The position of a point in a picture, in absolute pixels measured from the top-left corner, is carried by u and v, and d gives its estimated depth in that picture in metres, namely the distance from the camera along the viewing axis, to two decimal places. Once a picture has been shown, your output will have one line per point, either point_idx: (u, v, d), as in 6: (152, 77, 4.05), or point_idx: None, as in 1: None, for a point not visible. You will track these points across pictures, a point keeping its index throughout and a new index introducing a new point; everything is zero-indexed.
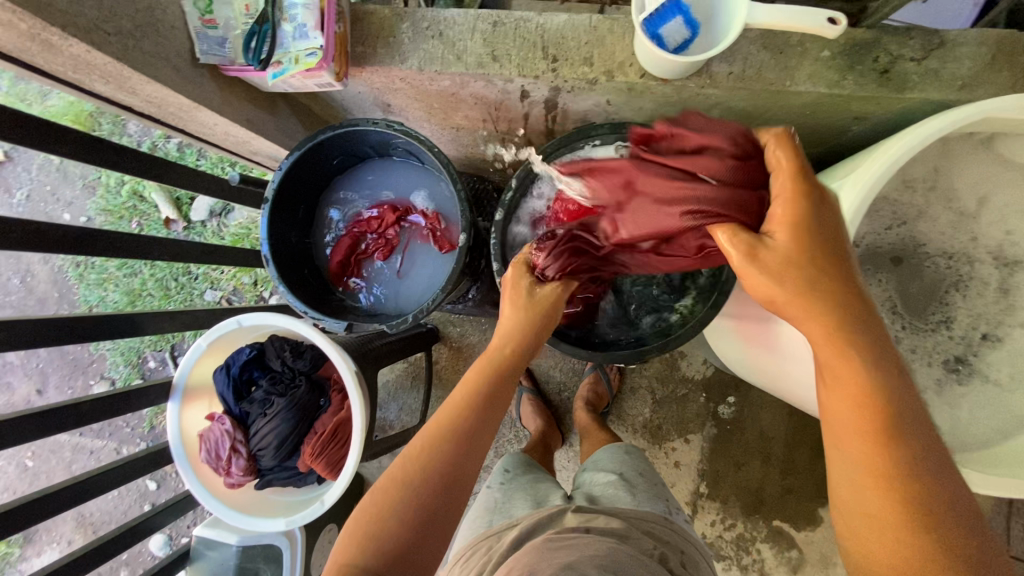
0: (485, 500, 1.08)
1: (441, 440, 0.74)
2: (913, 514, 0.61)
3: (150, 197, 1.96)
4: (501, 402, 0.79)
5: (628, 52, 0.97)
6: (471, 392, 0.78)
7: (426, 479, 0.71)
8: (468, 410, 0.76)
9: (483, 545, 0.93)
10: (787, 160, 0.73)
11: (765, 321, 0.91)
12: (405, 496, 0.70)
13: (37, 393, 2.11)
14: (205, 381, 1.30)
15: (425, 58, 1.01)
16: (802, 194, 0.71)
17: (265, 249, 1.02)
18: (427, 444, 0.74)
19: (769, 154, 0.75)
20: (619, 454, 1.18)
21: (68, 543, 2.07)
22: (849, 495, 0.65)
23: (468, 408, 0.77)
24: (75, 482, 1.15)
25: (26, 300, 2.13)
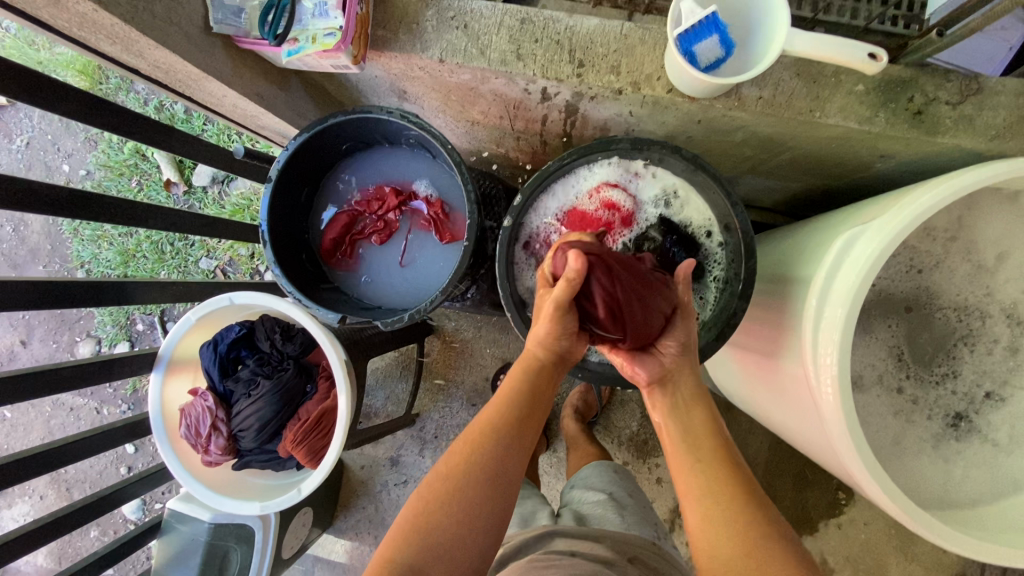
0: None
1: (459, 472, 0.79)
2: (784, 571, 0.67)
3: (152, 157, 1.93)
4: (506, 474, 0.80)
5: (657, 65, 0.94)
6: (476, 451, 0.80)
7: (446, 502, 0.77)
8: (481, 463, 0.79)
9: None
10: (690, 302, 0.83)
11: (770, 357, 0.88)
12: (428, 523, 0.75)
13: (21, 344, 2.08)
14: (189, 354, 1.27)
15: (447, 49, 0.97)
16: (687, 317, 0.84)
17: (264, 229, 0.98)
18: (441, 489, 0.78)
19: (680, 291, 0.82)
20: (605, 473, 1.17)
21: (39, 498, 2.05)
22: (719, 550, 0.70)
23: (482, 460, 0.79)
24: (48, 448, 1.12)
25: (18, 249, 2.09)
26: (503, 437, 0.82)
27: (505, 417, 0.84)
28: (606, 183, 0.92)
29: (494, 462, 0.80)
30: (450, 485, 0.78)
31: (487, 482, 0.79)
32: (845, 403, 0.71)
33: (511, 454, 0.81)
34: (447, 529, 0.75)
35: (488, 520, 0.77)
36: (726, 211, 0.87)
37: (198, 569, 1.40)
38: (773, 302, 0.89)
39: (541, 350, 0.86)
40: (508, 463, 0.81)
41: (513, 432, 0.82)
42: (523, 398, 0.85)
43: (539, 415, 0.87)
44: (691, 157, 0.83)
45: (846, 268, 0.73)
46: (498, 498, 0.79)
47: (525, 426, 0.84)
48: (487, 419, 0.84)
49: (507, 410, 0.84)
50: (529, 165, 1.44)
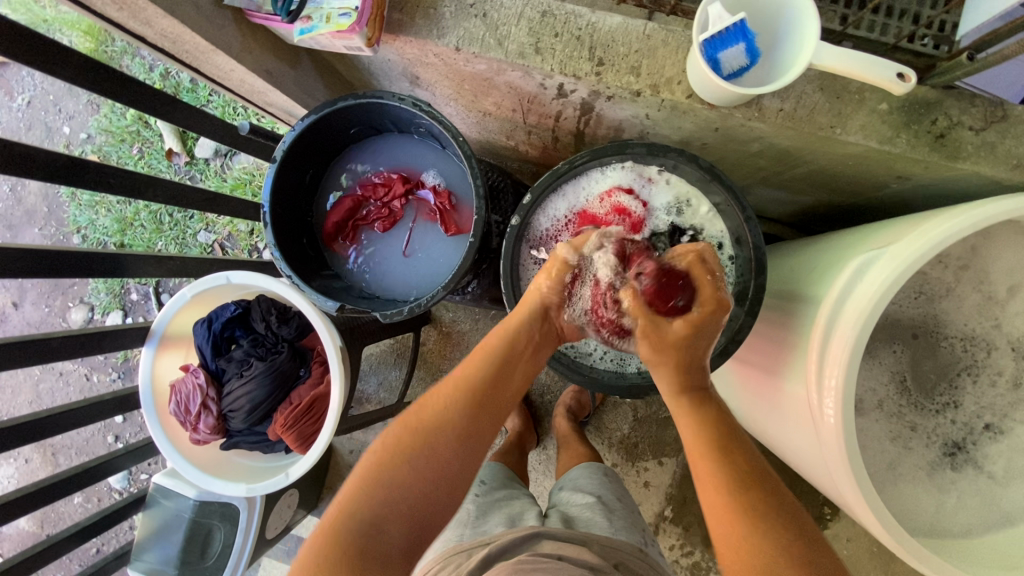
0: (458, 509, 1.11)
1: (425, 432, 0.78)
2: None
3: (155, 125, 1.90)
4: (475, 433, 0.80)
5: (678, 69, 0.91)
6: (448, 407, 0.80)
7: (410, 459, 0.76)
8: (450, 421, 0.78)
9: (450, 564, 0.94)
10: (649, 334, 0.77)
11: (771, 375, 0.87)
12: (390, 480, 0.75)
13: (13, 306, 2.07)
14: (183, 330, 1.25)
15: (465, 37, 0.95)
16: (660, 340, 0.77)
17: (265, 211, 0.95)
18: (408, 443, 0.77)
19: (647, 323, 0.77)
20: (595, 476, 1.17)
21: (25, 462, 2.06)
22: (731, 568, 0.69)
23: (451, 418, 0.79)
24: (35, 418, 1.11)
25: (14, 209, 2.07)
26: (473, 399, 0.81)
27: (478, 377, 0.82)
28: (618, 187, 0.89)
29: (461, 424, 0.79)
30: (416, 443, 0.77)
31: (453, 444, 0.78)
32: (847, 429, 0.70)
33: (479, 417, 0.80)
34: (409, 482, 0.75)
35: (451, 477, 0.77)
36: (739, 226, 0.84)
37: (180, 545, 1.40)
38: (778, 320, 0.88)
39: (529, 315, 0.84)
40: (476, 427, 0.80)
41: (487, 391, 0.82)
42: (498, 359, 0.84)
43: (515, 377, 0.85)
44: (707, 167, 0.81)
45: (858, 292, 0.71)
46: (462, 457, 0.78)
47: (498, 388, 0.83)
48: (458, 380, 0.82)
49: (483, 369, 0.83)
50: (538, 160, 1.42)
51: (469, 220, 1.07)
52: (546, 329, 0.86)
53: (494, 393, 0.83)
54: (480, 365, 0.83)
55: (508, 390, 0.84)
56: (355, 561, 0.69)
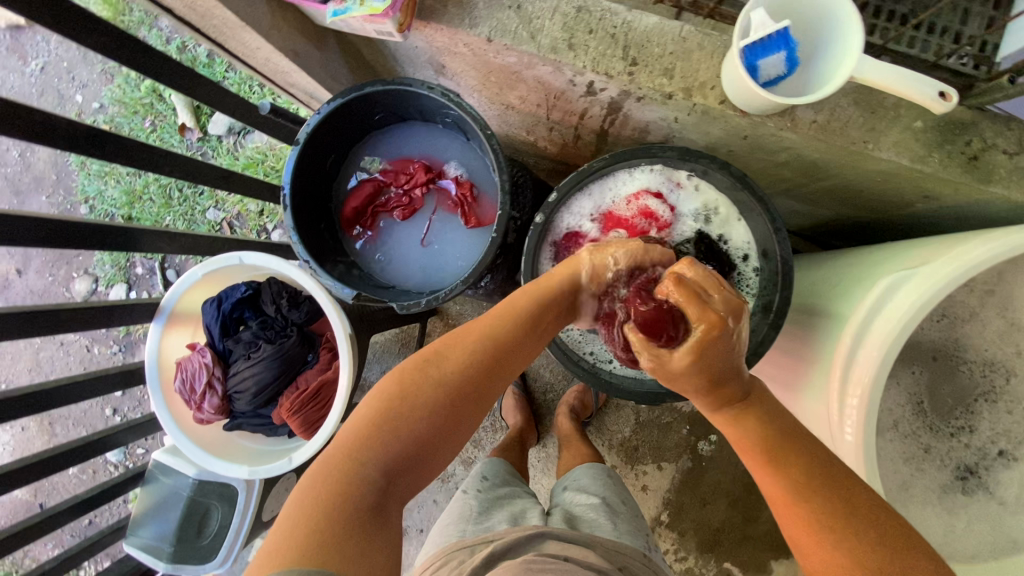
0: (461, 505, 1.11)
1: (440, 383, 0.73)
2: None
3: (169, 99, 1.88)
4: (489, 393, 0.77)
5: (713, 74, 0.90)
6: (468, 363, 0.75)
7: (422, 409, 0.72)
8: (469, 378, 0.74)
9: (452, 559, 0.93)
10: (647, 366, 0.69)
11: (788, 390, 0.87)
12: (400, 428, 0.71)
13: (17, 273, 2.06)
14: (192, 308, 1.24)
15: (497, 28, 0.93)
16: (659, 371, 0.69)
17: (286, 194, 0.94)
18: (422, 394, 0.72)
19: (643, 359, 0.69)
20: (599, 476, 1.17)
21: (21, 430, 2.06)
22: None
23: (470, 375, 0.75)
24: (41, 389, 1.10)
25: (23, 175, 2.06)
26: (493, 356, 0.76)
27: (502, 336, 0.77)
28: (646, 190, 0.87)
29: (478, 380, 0.75)
30: (432, 396, 0.73)
31: (467, 399, 0.74)
32: (866, 448, 0.70)
33: (496, 376, 0.77)
34: (420, 435, 0.71)
35: (458, 432, 0.75)
36: (767, 238, 0.83)
37: (177, 522, 1.40)
38: (797, 334, 0.88)
39: (561, 283, 0.81)
40: (490, 386, 0.77)
41: (509, 353, 0.77)
42: (523, 318, 0.79)
43: (535, 342, 0.81)
44: (740, 176, 0.79)
45: (887, 313, 0.70)
46: (473, 413, 0.76)
47: (519, 351, 0.79)
48: (480, 333, 0.77)
49: (509, 330, 0.78)
50: (557, 157, 1.41)
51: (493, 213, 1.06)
52: (571, 302, 0.83)
53: (515, 356, 0.79)
54: (506, 326, 0.78)
55: (527, 355, 0.81)
56: (360, 511, 0.65)
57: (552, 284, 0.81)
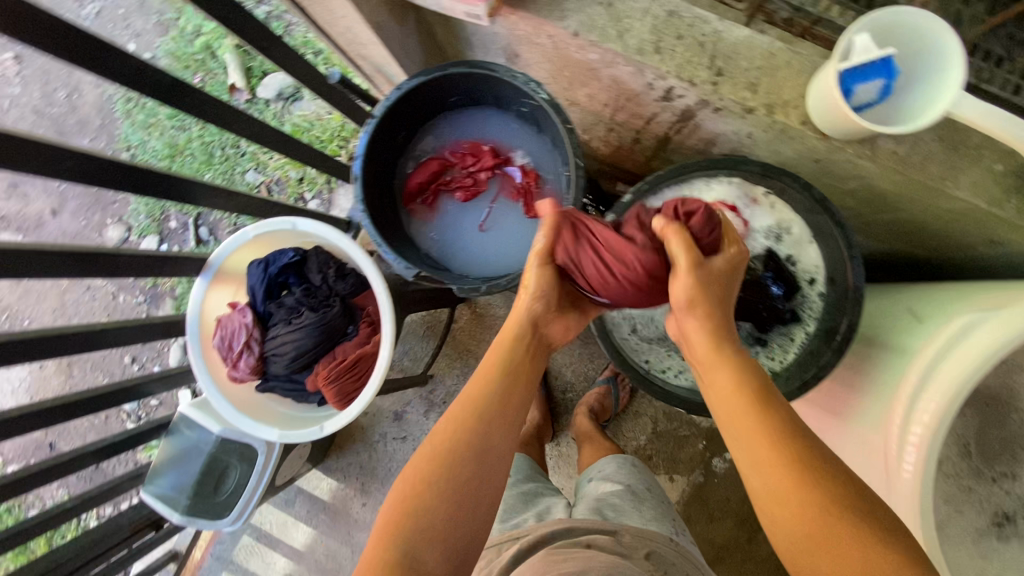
0: None
1: (442, 450, 0.76)
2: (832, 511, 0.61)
3: (222, 58, 1.89)
4: (494, 446, 0.78)
5: (798, 93, 0.90)
6: (459, 423, 0.78)
7: (433, 479, 0.73)
8: (465, 438, 0.77)
9: (483, 559, 0.96)
10: (685, 260, 0.78)
11: (836, 417, 0.87)
12: (416, 503, 0.71)
13: (51, 213, 2.07)
14: (237, 268, 1.25)
15: (585, 23, 0.93)
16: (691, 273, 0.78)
17: (358, 164, 0.94)
18: (427, 465, 0.75)
19: (677, 250, 0.79)
20: (625, 465, 1.16)
21: (39, 368, 2.08)
22: (773, 505, 0.65)
23: (466, 435, 0.77)
24: (90, 329, 1.14)
25: (67, 117, 2.06)
26: (479, 412, 0.80)
27: (485, 393, 0.82)
28: (722, 202, 0.90)
29: (477, 438, 0.77)
30: (438, 469, 0.74)
31: (473, 461, 0.76)
32: (924, 485, 0.70)
33: (495, 431, 0.79)
34: (439, 508, 0.71)
35: (482, 487, 0.75)
36: (839, 265, 0.84)
37: (195, 476, 1.40)
38: (853, 363, 0.88)
39: (522, 323, 0.89)
40: (490, 441, 0.78)
41: (496, 407, 0.81)
42: (502, 364, 0.86)
43: (522, 389, 0.85)
44: (822, 198, 0.80)
45: (959, 353, 0.71)
46: (491, 465, 0.77)
47: (507, 399, 0.83)
48: (468, 396, 0.82)
49: (489, 386, 0.83)
50: (609, 159, 1.41)
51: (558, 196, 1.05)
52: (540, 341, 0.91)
53: (507, 404, 0.82)
54: (481, 383, 0.83)
55: (518, 402, 0.84)
56: None
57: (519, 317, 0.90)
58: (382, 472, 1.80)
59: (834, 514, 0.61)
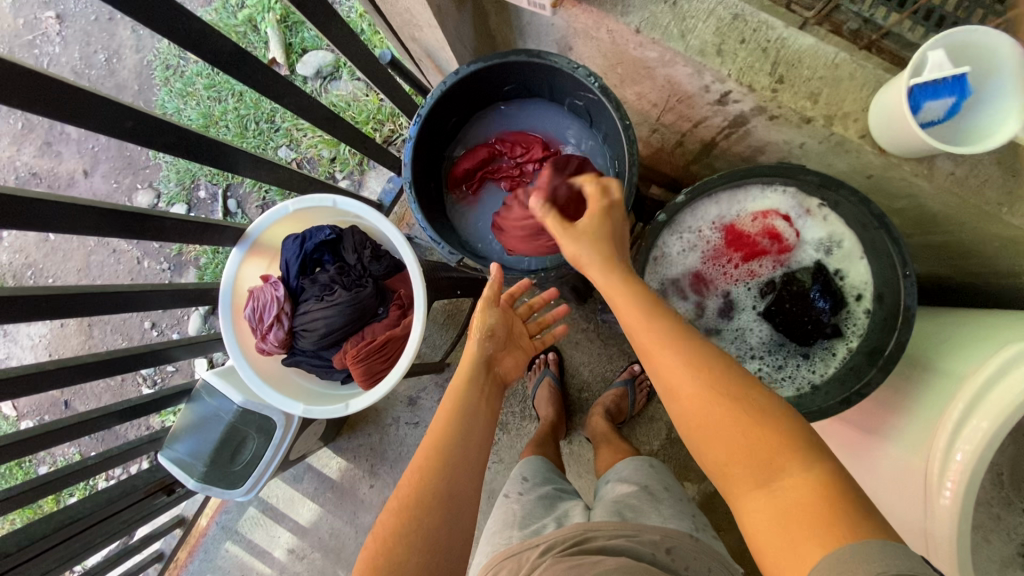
0: (504, 510, 1.07)
1: (411, 503, 0.75)
2: (729, 413, 0.63)
3: (264, 32, 1.89)
4: (455, 481, 0.78)
5: (859, 106, 0.89)
6: (420, 467, 0.79)
7: (407, 534, 0.72)
8: (430, 484, 0.77)
9: (504, 569, 0.88)
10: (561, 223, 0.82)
11: (870, 436, 0.87)
12: (392, 560, 0.70)
13: (82, 173, 2.09)
14: (272, 241, 1.25)
15: (648, 21, 0.92)
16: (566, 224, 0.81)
17: (410, 146, 0.95)
18: (396, 515, 0.74)
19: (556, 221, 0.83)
20: (640, 467, 1.14)
21: (60, 326, 2.10)
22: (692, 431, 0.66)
23: (431, 484, 0.77)
24: (128, 291, 1.18)
25: (105, 79, 2.08)
26: (436, 450, 0.81)
27: (442, 430, 0.84)
28: (775, 211, 0.91)
29: (443, 484, 0.77)
30: (405, 516, 0.74)
31: (443, 509, 0.75)
32: (962, 510, 0.70)
33: (454, 468, 0.79)
34: (412, 553, 0.71)
35: (455, 523, 0.75)
36: (888, 284, 0.84)
37: (214, 444, 1.42)
38: (893, 383, 0.87)
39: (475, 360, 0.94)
40: (456, 483, 0.78)
41: (455, 446, 0.82)
42: (462, 407, 0.87)
43: (480, 428, 0.86)
44: (879, 214, 0.80)
45: (1009, 383, 0.70)
46: (458, 498, 0.77)
47: (466, 438, 0.84)
48: (428, 440, 0.83)
49: (443, 426, 0.84)
50: (648, 160, 1.41)
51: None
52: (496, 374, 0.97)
53: (466, 439, 0.83)
54: (436, 426, 0.85)
55: (477, 437, 0.85)
56: None
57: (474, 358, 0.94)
58: (391, 455, 1.81)
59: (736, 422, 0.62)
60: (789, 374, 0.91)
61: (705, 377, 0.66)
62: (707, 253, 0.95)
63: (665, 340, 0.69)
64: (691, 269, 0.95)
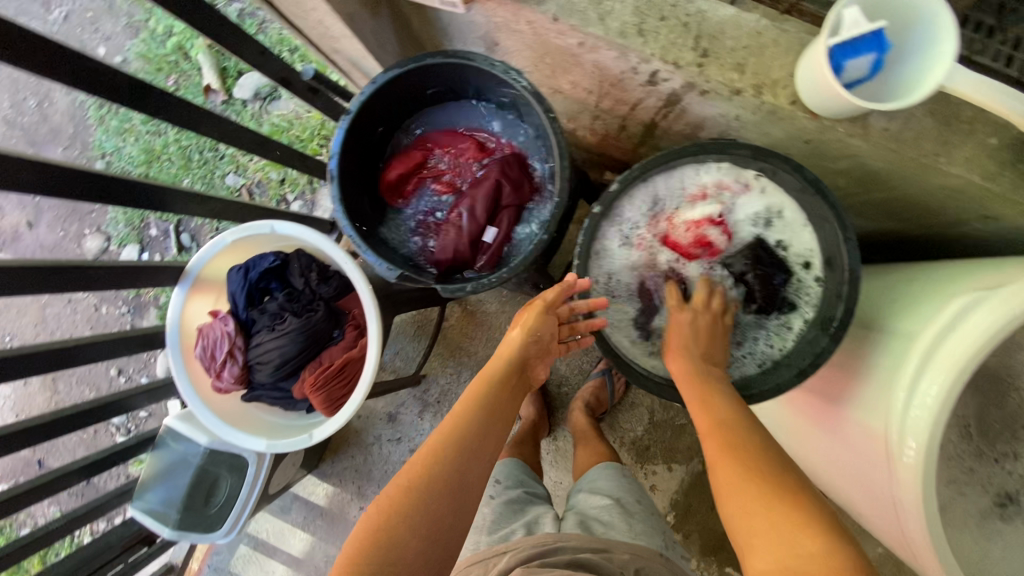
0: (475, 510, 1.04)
1: (419, 483, 0.72)
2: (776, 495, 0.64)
3: (195, 58, 1.83)
4: (468, 475, 0.75)
5: (786, 72, 0.87)
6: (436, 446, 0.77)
7: (409, 512, 0.69)
8: (440, 469, 0.73)
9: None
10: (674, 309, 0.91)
11: (834, 403, 0.85)
12: (386, 531, 0.67)
13: (27, 225, 2.01)
14: (216, 275, 1.21)
15: (564, 8, 0.89)
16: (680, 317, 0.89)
17: (333, 164, 0.92)
18: (400, 490, 0.71)
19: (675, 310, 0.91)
20: (614, 476, 1.11)
21: (23, 385, 2.03)
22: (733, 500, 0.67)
23: (440, 467, 0.74)
24: (64, 345, 1.08)
25: (38, 126, 2.00)
26: (458, 438, 0.78)
27: (464, 421, 0.81)
28: (707, 190, 0.91)
29: (456, 473, 0.74)
30: (407, 495, 0.71)
31: (450, 496, 0.72)
32: (926, 472, 0.67)
33: (473, 460, 0.76)
34: (409, 535, 0.68)
35: (457, 516, 0.72)
36: (831, 247, 0.84)
37: (185, 490, 1.37)
38: (850, 347, 0.86)
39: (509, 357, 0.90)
40: (468, 471, 0.75)
41: (476, 439, 0.79)
42: (487, 403, 0.84)
43: (499, 426, 0.83)
44: (812, 179, 0.79)
45: (957, 337, 0.68)
46: (467, 491, 0.74)
47: (488, 433, 0.81)
48: (445, 426, 0.80)
49: (466, 416, 0.82)
50: (597, 147, 1.38)
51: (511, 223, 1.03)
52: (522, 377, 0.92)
53: (490, 435, 0.81)
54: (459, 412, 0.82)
55: (498, 436, 0.82)
56: None
57: (507, 360, 0.90)
58: (377, 475, 1.77)
59: (781, 499, 0.63)
60: (749, 351, 0.92)
61: (752, 466, 0.68)
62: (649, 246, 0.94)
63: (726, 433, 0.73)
64: (635, 264, 0.95)
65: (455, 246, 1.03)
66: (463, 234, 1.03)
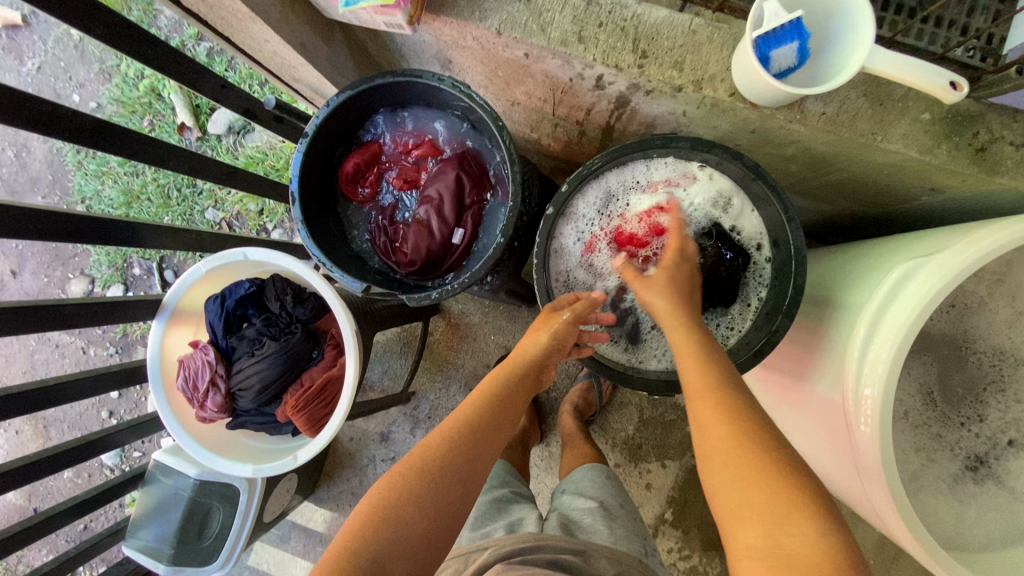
0: None
1: (427, 470, 0.73)
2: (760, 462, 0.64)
3: (168, 98, 1.87)
4: (476, 463, 0.78)
5: (722, 66, 0.90)
6: (444, 435, 0.79)
7: (416, 496, 0.71)
8: (450, 458, 0.75)
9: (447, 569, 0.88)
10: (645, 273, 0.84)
11: (799, 379, 0.87)
12: (394, 514, 0.69)
13: (11, 274, 2.02)
14: (192, 306, 1.22)
15: (507, 21, 0.93)
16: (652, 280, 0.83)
17: (294, 186, 0.95)
18: (406, 474, 0.73)
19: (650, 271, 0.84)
20: (598, 480, 1.12)
21: (15, 434, 2.02)
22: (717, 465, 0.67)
23: (450, 454, 0.76)
24: (42, 386, 1.08)
25: (18, 175, 2.03)
26: (468, 427, 0.80)
27: (473, 413, 0.82)
28: (660, 183, 0.94)
29: (465, 462, 0.76)
30: (415, 479, 0.73)
31: (457, 483, 0.74)
32: (883, 437, 0.69)
33: (482, 447, 0.79)
34: (416, 519, 0.69)
35: (462, 503, 0.74)
36: (779, 227, 0.88)
37: (177, 524, 1.37)
38: (807, 325, 0.88)
39: (524, 357, 0.90)
40: (478, 458, 0.78)
41: (486, 428, 0.81)
42: (498, 394, 0.86)
43: (507, 419, 0.85)
44: (752, 166, 0.84)
45: (899, 303, 0.70)
46: (474, 479, 0.77)
47: (500, 423, 0.83)
48: (454, 418, 0.81)
49: (476, 407, 0.83)
50: (562, 154, 1.42)
51: (476, 227, 1.06)
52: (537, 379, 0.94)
53: (501, 425, 0.83)
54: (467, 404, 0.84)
55: (507, 424, 0.85)
56: None
57: (525, 361, 0.90)
58: None
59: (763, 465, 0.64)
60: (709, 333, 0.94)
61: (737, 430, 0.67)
62: (610, 237, 0.96)
63: (715, 396, 0.70)
64: (596, 257, 0.97)
65: (421, 248, 1.05)
66: (433, 235, 1.05)
